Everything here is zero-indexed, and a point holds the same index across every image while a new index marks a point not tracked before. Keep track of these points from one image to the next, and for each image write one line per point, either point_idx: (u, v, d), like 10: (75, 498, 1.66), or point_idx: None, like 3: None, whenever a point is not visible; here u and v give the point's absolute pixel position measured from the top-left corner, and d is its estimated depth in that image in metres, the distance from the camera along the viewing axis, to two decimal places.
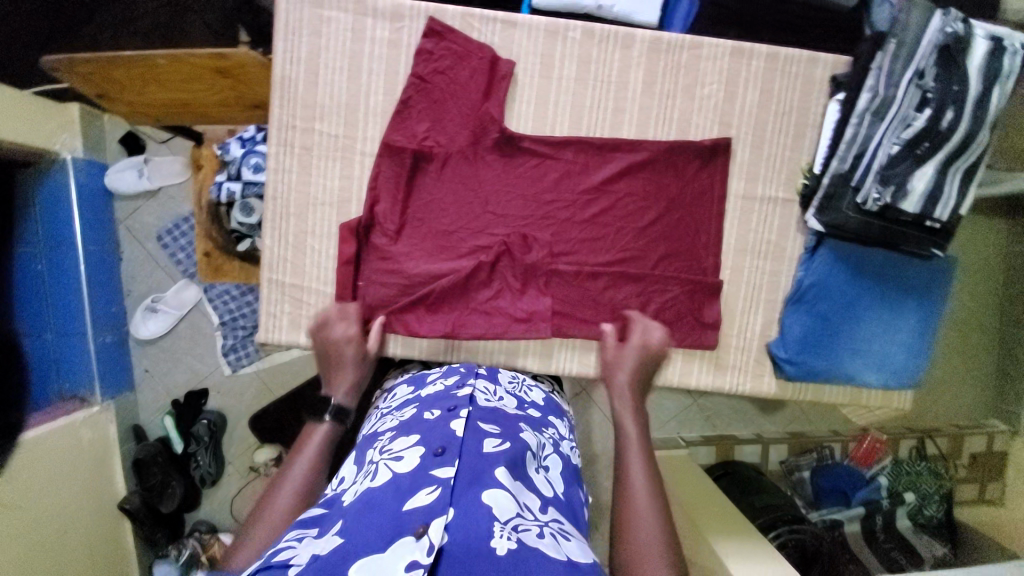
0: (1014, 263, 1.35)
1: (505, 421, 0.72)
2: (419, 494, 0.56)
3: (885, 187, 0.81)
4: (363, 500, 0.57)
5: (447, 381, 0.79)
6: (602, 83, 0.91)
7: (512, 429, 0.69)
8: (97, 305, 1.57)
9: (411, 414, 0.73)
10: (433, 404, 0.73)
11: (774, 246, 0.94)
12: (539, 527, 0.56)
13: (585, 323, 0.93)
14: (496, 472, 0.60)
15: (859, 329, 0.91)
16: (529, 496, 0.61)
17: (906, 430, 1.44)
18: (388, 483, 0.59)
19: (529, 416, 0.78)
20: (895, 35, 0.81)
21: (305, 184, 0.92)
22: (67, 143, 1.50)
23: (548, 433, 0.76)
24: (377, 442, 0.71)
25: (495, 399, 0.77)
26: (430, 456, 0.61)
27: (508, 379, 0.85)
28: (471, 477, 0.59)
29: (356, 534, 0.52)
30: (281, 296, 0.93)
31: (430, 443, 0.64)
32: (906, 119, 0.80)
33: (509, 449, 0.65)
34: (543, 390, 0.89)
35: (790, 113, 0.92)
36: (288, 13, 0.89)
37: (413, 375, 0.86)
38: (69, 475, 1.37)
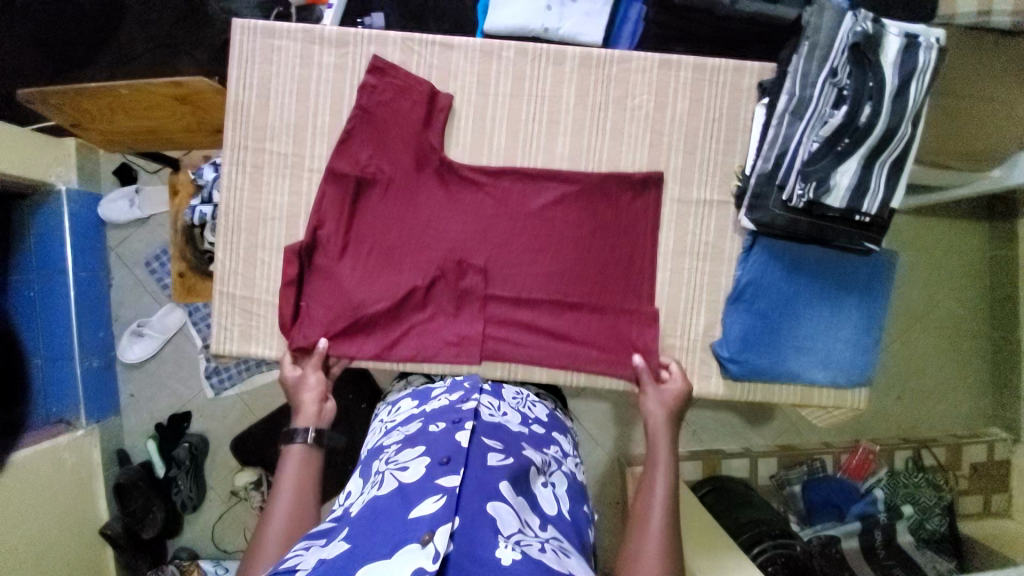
0: (998, 266, 1.46)
1: (507, 437, 0.77)
2: (424, 501, 0.61)
3: (808, 183, 0.82)
4: (375, 509, 0.62)
5: (452, 396, 0.83)
6: (536, 98, 0.96)
7: (515, 448, 0.74)
8: (86, 330, 1.61)
9: (415, 427, 0.78)
10: (439, 418, 0.77)
11: (712, 247, 0.96)
12: (539, 543, 0.61)
13: (522, 346, 0.95)
14: (499, 485, 0.66)
15: (800, 325, 0.93)
16: (532, 514, 0.67)
17: (901, 441, 1.45)
18: (396, 492, 0.64)
19: (530, 433, 0.83)
20: (808, 37, 0.83)
21: (256, 201, 0.97)
22: (62, 176, 1.59)
23: (550, 450, 0.82)
24: (384, 453, 0.76)
25: (497, 414, 0.81)
26: (436, 466, 0.66)
27: (513, 395, 0.90)
28: (476, 488, 0.64)
29: (368, 541, 0.57)
30: (232, 309, 0.97)
31: (436, 454, 0.68)
32: (824, 117, 0.82)
33: (512, 465, 0.70)
34: (546, 406, 0.95)
35: (720, 118, 0.95)
36: (242, 44, 0.96)
37: (417, 388, 0.91)
38: (48, 498, 1.40)
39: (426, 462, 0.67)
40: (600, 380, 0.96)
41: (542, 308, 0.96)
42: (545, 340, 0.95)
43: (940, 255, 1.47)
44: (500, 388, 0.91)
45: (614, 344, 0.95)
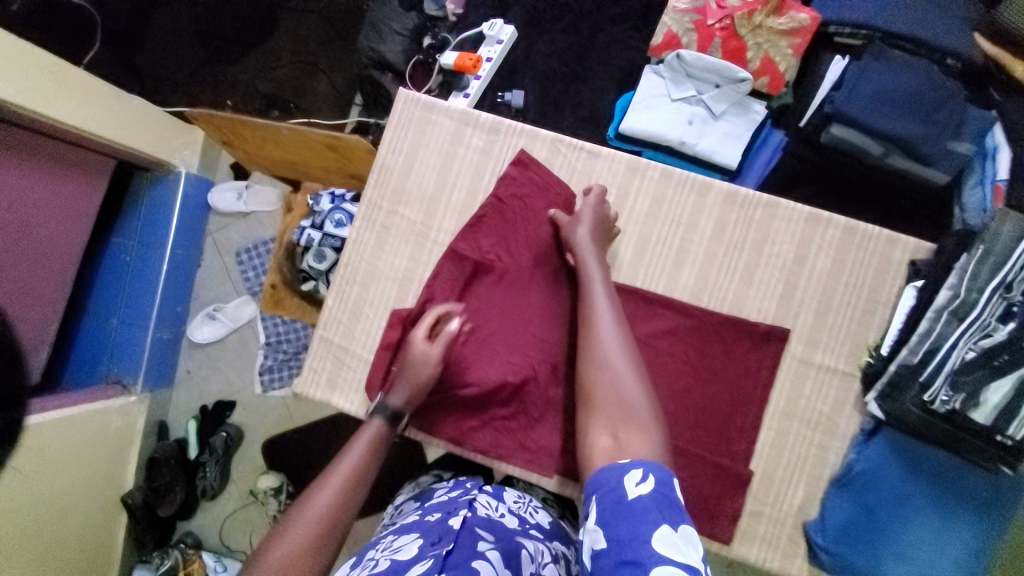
0: None
1: (501, 526, 0.80)
2: (414, 568, 0.67)
3: (956, 392, 0.76)
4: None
5: (451, 493, 0.89)
6: (671, 222, 0.94)
7: (507, 533, 0.78)
8: (166, 303, 1.69)
9: (413, 518, 0.84)
10: (435, 510, 0.84)
11: (825, 418, 0.89)
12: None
13: None
14: (486, 557, 0.69)
15: (908, 531, 0.84)
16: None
17: None
18: (389, 563, 0.69)
19: (528, 526, 0.85)
20: (984, 242, 0.79)
21: (376, 258, 0.99)
22: (186, 158, 1.69)
23: (550, 547, 0.83)
24: (384, 539, 0.80)
25: (495, 509, 0.85)
26: (427, 544, 0.72)
27: (514, 499, 0.91)
28: (462, 557, 0.68)
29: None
30: (326, 354, 0.98)
31: (428, 536, 0.74)
32: (986, 327, 0.77)
33: (501, 547, 0.74)
34: (549, 515, 0.93)
35: (861, 286, 0.90)
36: (401, 112, 1.01)
37: (423, 490, 0.96)
38: (85, 458, 1.40)
39: (419, 542, 0.73)
40: None
41: None
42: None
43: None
44: (502, 490, 0.93)
45: (696, 502, 0.87)
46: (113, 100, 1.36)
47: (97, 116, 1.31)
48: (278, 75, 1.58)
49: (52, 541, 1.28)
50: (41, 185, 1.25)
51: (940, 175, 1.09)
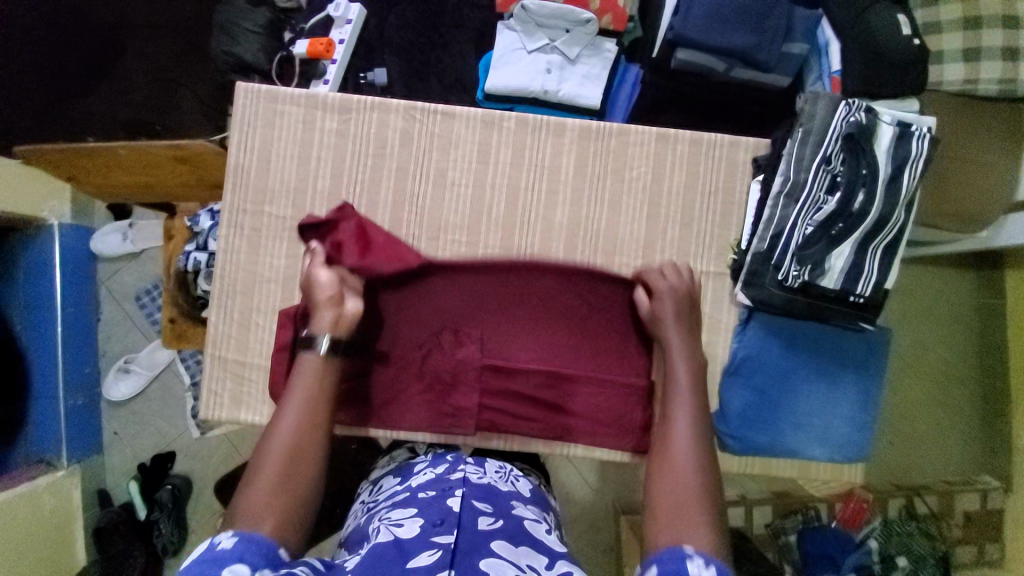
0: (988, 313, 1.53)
1: (497, 499, 0.78)
2: (420, 554, 0.61)
3: (803, 265, 0.84)
4: (370, 557, 0.62)
5: (437, 469, 0.84)
6: (535, 167, 0.97)
7: (504, 507, 0.75)
8: (71, 365, 1.54)
9: (403, 495, 0.78)
10: (428, 487, 0.78)
11: (709, 318, 0.96)
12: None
13: (519, 419, 0.94)
14: (494, 543, 0.65)
15: (799, 401, 0.93)
16: (536, 557, 0.66)
17: (895, 489, 1.47)
18: (392, 544, 0.63)
19: (518, 492, 0.84)
20: (803, 124, 0.86)
21: (252, 263, 0.96)
22: (55, 210, 1.53)
23: (538, 513, 0.81)
24: (374, 518, 0.75)
25: (484, 476, 0.83)
26: (430, 527, 0.66)
27: (495, 469, 0.88)
28: (470, 546, 0.63)
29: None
30: (223, 373, 0.95)
31: (429, 517, 0.69)
32: (817, 202, 0.84)
33: (504, 526, 0.70)
34: (529, 482, 0.90)
35: (716, 192, 0.96)
36: (245, 108, 0.97)
37: (400, 465, 0.91)
38: (27, 546, 1.32)
39: (419, 522, 0.68)
40: (596, 452, 0.95)
41: (539, 381, 0.94)
42: (541, 411, 0.94)
43: (920, 308, 1.55)
44: (482, 460, 0.89)
45: (612, 423, 0.93)
46: None
47: None
48: (138, 98, 1.30)
49: None
50: None
51: (781, 78, 1.17)
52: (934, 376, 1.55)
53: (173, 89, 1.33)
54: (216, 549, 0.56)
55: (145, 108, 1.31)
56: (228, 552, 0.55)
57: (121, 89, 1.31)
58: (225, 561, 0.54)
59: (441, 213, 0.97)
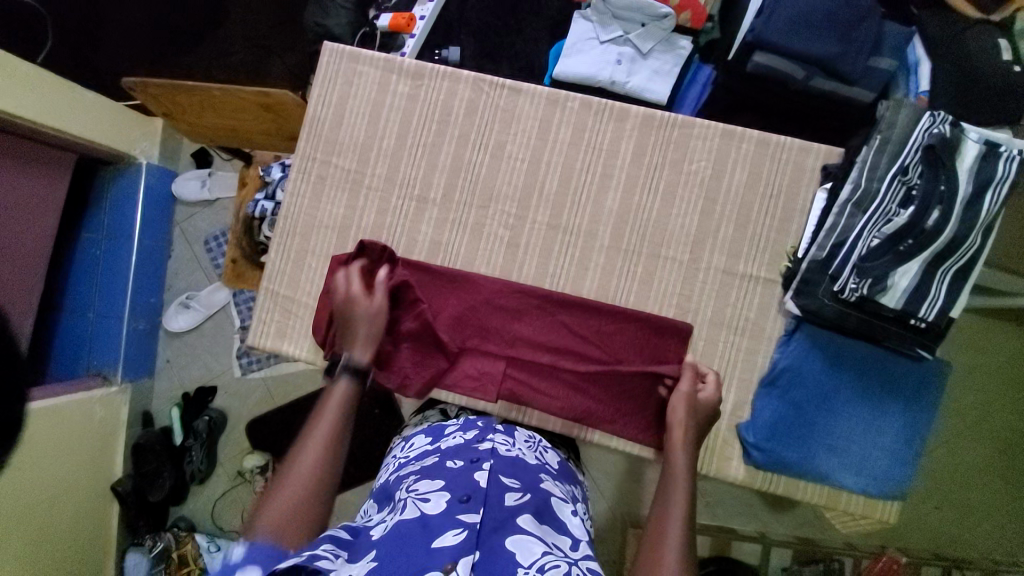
0: None
1: (525, 472, 0.78)
2: (445, 533, 0.61)
3: (862, 279, 0.81)
4: (396, 533, 0.61)
5: (467, 436, 0.85)
6: (593, 149, 0.97)
7: (531, 481, 0.76)
8: (138, 295, 1.68)
9: (431, 461, 0.79)
10: (455, 456, 0.79)
11: (752, 323, 0.94)
12: (568, 563, 0.60)
13: (541, 394, 0.94)
14: (521, 519, 0.66)
15: (836, 424, 0.89)
16: (561, 537, 0.67)
17: (935, 558, 1.35)
18: (418, 521, 0.63)
19: (547, 468, 0.84)
20: (881, 132, 0.83)
21: (314, 209, 1.02)
22: (145, 150, 1.67)
23: (565, 489, 0.82)
24: (402, 484, 0.75)
25: (513, 449, 0.84)
26: (456, 503, 0.66)
27: (525, 438, 0.89)
28: (496, 524, 0.63)
29: (389, 564, 0.57)
30: (273, 305, 1.02)
31: (455, 491, 0.69)
32: (888, 214, 0.81)
33: (530, 501, 0.71)
34: (558, 454, 0.92)
35: (777, 195, 0.94)
36: (328, 65, 1.03)
37: (432, 426, 0.93)
38: (72, 448, 1.43)
39: (446, 497, 0.68)
40: (612, 440, 0.95)
41: (566, 360, 0.94)
42: (563, 390, 0.94)
43: (988, 368, 1.41)
44: (513, 429, 0.91)
45: (633, 413, 0.93)
46: (67, 92, 1.37)
47: (56, 109, 1.33)
48: (233, 62, 1.42)
49: (46, 529, 1.32)
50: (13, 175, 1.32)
51: (866, 93, 1.08)
52: (1004, 446, 1.41)
53: (265, 56, 1.42)
54: (227, 561, 0.57)
55: (236, 68, 1.41)
56: (239, 560, 0.56)
57: (220, 52, 1.44)
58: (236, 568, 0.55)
59: (494, 184, 0.99)
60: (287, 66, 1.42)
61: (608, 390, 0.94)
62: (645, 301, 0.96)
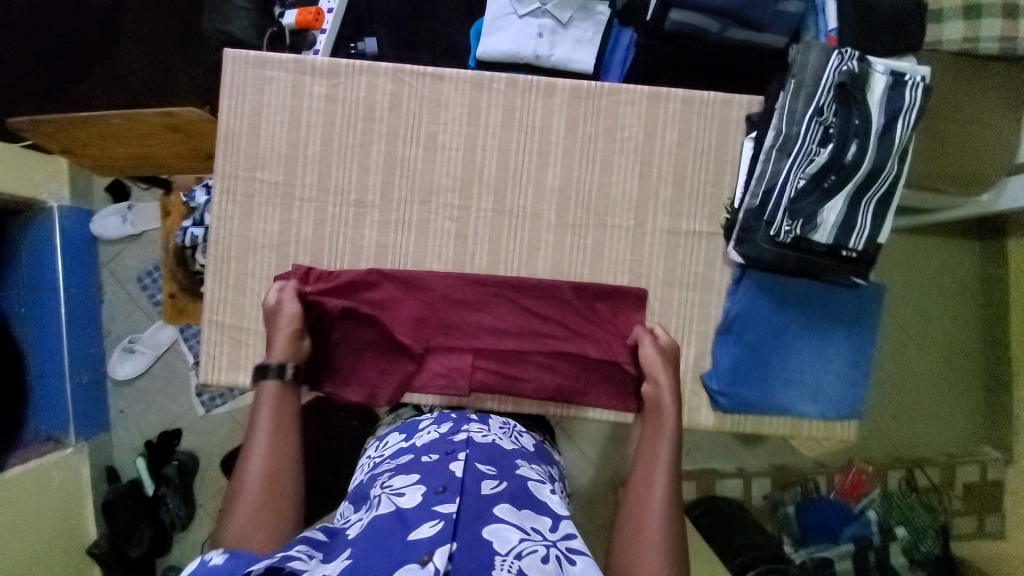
0: (989, 281, 1.51)
1: (501, 460, 0.78)
2: (421, 526, 0.61)
3: (795, 220, 0.84)
4: (374, 528, 0.62)
5: (441, 429, 0.84)
6: (526, 128, 0.96)
7: (509, 469, 0.76)
8: (76, 345, 1.55)
9: (406, 459, 0.78)
10: (432, 449, 0.79)
11: (703, 277, 0.96)
12: (545, 546, 0.62)
13: (512, 380, 0.95)
14: (499, 507, 0.66)
15: (790, 357, 0.95)
16: (540, 518, 0.67)
17: (895, 461, 1.50)
18: (394, 515, 0.64)
19: (524, 452, 0.85)
20: (795, 75, 0.86)
21: (246, 229, 0.96)
22: (54, 191, 1.53)
23: (541, 470, 0.83)
24: (377, 481, 0.75)
25: (489, 434, 0.84)
26: (431, 495, 0.66)
27: (499, 424, 0.90)
28: (473, 514, 0.64)
29: (364, 558, 0.57)
30: (220, 337, 0.96)
31: (431, 484, 0.69)
32: (810, 154, 0.84)
33: (507, 488, 0.71)
34: (533, 436, 0.92)
35: (709, 150, 0.96)
36: (234, 75, 0.96)
37: (405, 421, 0.91)
38: (32, 518, 1.32)
39: (421, 490, 0.68)
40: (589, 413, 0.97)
41: (531, 342, 0.95)
42: (534, 371, 0.95)
43: (922, 282, 1.53)
44: (486, 417, 0.90)
45: (604, 381, 0.95)
46: None
47: None
48: (133, 82, 1.34)
49: None
50: None
51: (778, 38, 1.10)
52: (941, 350, 1.53)
53: (168, 72, 1.34)
54: (209, 563, 0.58)
55: (138, 89, 1.33)
56: (220, 566, 0.56)
57: (116, 72, 1.34)
58: (217, 575, 0.55)
59: (432, 177, 0.97)
60: (193, 79, 1.34)
61: (576, 364, 0.95)
62: (600, 271, 0.97)
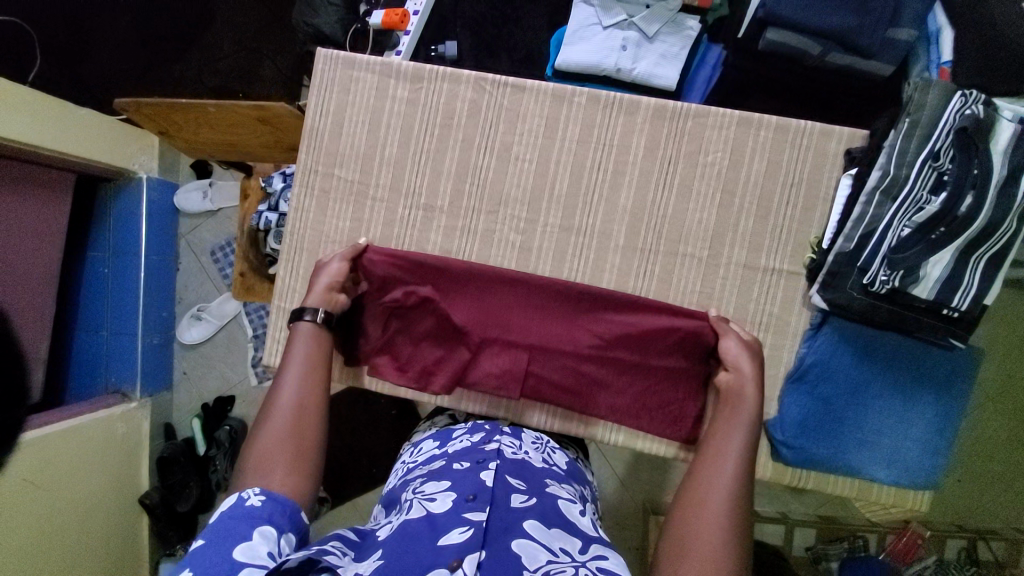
0: None
1: (532, 476, 0.76)
2: (452, 532, 0.60)
3: (894, 271, 0.79)
4: (402, 532, 0.61)
5: (474, 438, 0.83)
6: (603, 146, 0.94)
7: (538, 485, 0.73)
8: (150, 310, 1.67)
9: (439, 464, 0.78)
10: (462, 457, 0.77)
11: (776, 319, 0.91)
12: (574, 567, 0.58)
13: (561, 393, 0.93)
14: (527, 524, 0.63)
15: (865, 417, 0.88)
16: (570, 539, 0.64)
17: (957, 529, 1.35)
18: (425, 519, 0.63)
19: (554, 471, 0.81)
20: (910, 115, 0.80)
21: (320, 223, 1.00)
22: (144, 164, 1.64)
23: (574, 490, 0.79)
24: (409, 486, 0.75)
25: (520, 451, 0.82)
26: (462, 502, 0.65)
27: (532, 440, 0.88)
28: (502, 525, 0.62)
29: (395, 560, 0.57)
30: (285, 323, 1.00)
31: (462, 490, 0.67)
32: (919, 202, 0.79)
33: (537, 504, 0.68)
34: (567, 455, 0.91)
35: (799, 184, 0.90)
36: (323, 74, 0.99)
37: (440, 430, 0.92)
38: (94, 468, 1.41)
39: (452, 495, 0.67)
40: (638, 440, 0.95)
41: (586, 357, 0.92)
42: (587, 388, 0.93)
43: (1013, 342, 1.36)
44: (520, 431, 0.89)
45: (659, 408, 0.92)
46: (59, 109, 1.33)
47: (46, 127, 1.28)
48: (223, 67, 1.42)
49: (76, 550, 1.32)
50: (27, 207, 1.32)
51: (885, 66, 1.01)
52: None
53: (257, 58, 1.42)
54: (245, 502, 0.61)
55: (225, 72, 1.42)
56: (258, 508, 0.60)
57: (210, 57, 1.44)
58: (256, 516, 0.59)
59: (502, 188, 0.96)
60: (278, 67, 1.42)
61: (630, 386, 0.93)
62: (665, 298, 0.94)
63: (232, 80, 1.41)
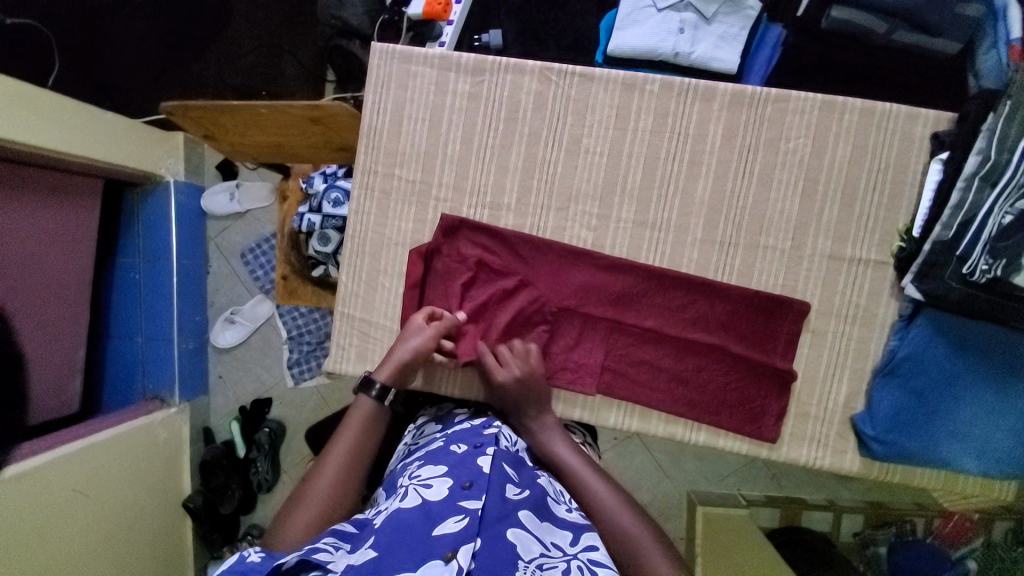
0: None
1: (524, 465, 0.73)
2: (446, 520, 0.58)
3: (995, 259, 0.75)
4: (396, 521, 0.57)
5: (473, 422, 0.80)
6: (678, 135, 0.90)
7: (530, 475, 0.70)
8: (184, 313, 1.65)
9: (435, 445, 0.74)
10: (460, 440, 0.74)
11: (863, 311, 0.88)
12: (565, 562, 0.59)
13: (638, 385, 0.91)
14: (521, 514, 0.62)
15: (958, 409, 0.84)
16: (561, 532, 0.64)
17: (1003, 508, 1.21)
18: (419, 508, 0.59)
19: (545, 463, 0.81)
20: (1012, 96, 0.76)
21: (381, 226, 0.97)
22: (171, 167, 1.60)
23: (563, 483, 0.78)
24: (404, 471, 0.70)
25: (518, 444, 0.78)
26: (458, 490, 0.62)
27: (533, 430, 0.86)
28: (497, 513, 0.60)
29: (390, 551, 0.54)
30: (350, 330, 0.98)
31: (458, 476, 0.64)
32: (1023, 185, 0.74)
33: (532, 494, 0.66)
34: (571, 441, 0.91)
35: (885, 169, 0.87)
36: (379, 68, 0.96)
37: (443, 417, 0.88)
38: (139, 475, 1.40)
39: (448, 483, 0.63)
40: (720, 440, 0.91)
41: (666, 348, 0.90)
42: (667, 384, 0.91)
43: None
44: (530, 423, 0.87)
45: (740, 405, 0.90)
46: (86, 113, 1.27)
47: (77, 134, 1.23)
48: (244, 65, 1.38)
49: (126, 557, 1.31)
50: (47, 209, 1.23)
51: (952, 44, 0.96)
52: None
53: (276, 55, 1.39)
54: (247, 560, 0.55)
55: (246, 71, 1.38)
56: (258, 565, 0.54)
57: (229, 55, 1.39)
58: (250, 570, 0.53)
59: (572, 183, 0.92)
60: (302, 63, 1.41)
61: (712, 379, 0.90)
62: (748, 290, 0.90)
63: (255, 78, 1.37)
